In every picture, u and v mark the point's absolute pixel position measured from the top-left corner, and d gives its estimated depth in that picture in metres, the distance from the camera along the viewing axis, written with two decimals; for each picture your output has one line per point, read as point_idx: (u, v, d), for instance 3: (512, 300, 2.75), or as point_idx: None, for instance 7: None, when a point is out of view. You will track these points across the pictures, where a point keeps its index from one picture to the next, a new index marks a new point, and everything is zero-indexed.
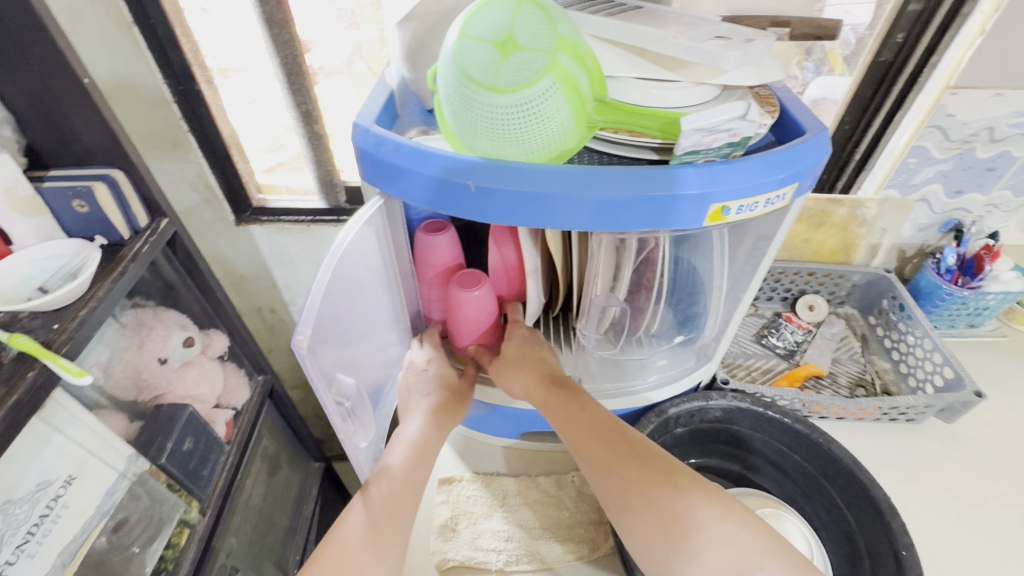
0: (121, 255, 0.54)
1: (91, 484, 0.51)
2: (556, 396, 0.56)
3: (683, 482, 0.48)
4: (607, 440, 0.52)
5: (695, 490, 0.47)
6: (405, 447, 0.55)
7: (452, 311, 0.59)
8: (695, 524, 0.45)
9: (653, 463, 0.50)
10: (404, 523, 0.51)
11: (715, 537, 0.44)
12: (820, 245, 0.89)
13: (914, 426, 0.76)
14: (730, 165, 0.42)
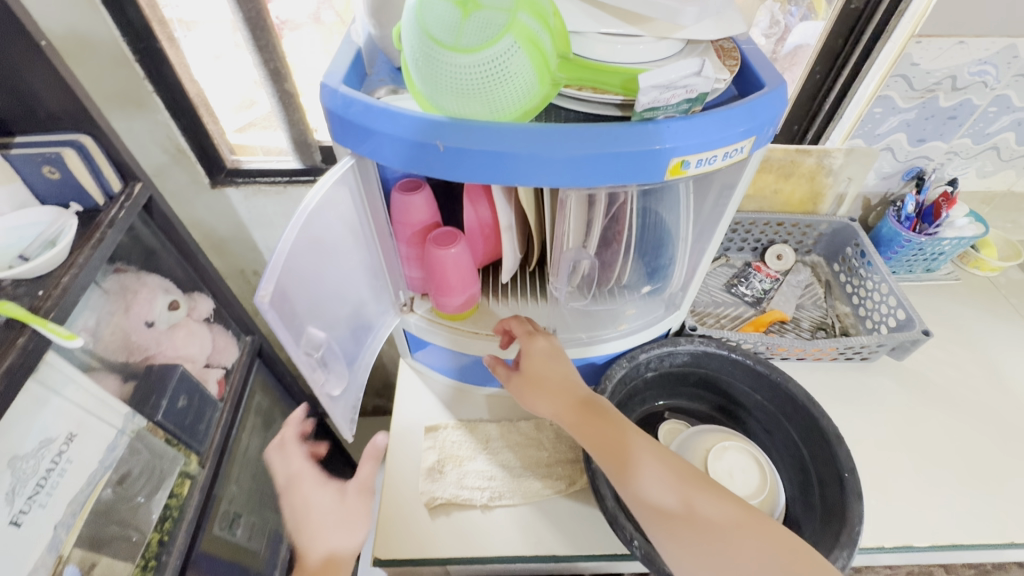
0: (98, 221, 0.54)
1: (92, 441, 0.55)
2: (585, 416, 0.59)
3: (639, 445, 0.56)
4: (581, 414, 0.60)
5: (649, 454, 0.55)
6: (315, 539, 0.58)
7: (432, 269, 0.61)
8: (647, 481, 0.54)
9: (615, 433, 0.57)
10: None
11: (660, 487, 0.54)
12: (789, 196, 0.92)
13: (867, 364, 0.82)
14: (688, 120, 0.44)
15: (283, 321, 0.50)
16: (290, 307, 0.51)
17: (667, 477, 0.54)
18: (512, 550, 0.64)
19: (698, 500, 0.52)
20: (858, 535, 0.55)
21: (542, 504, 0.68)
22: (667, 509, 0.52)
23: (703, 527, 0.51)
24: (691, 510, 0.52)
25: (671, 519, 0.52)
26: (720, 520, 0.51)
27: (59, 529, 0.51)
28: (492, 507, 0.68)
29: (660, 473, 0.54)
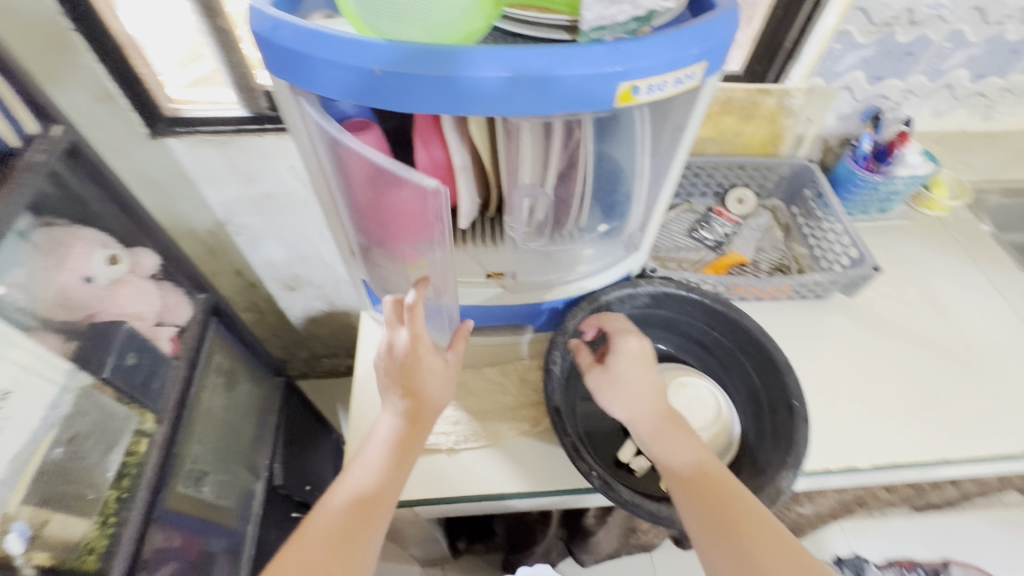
0: (14, 166, 0.50)
1: (27, 397, 0.54)
2: (670, 431, 0.58)
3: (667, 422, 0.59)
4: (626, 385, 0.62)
5: (675, 432, 0.58)
6: (399, 416, 0.59)
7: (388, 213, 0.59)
8: (666, 454, 0.57)
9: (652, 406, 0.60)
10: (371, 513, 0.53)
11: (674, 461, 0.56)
12: (750, 138, 0.91)
13: (821, 302, 0.85)
14: (637, 42, 0.42)
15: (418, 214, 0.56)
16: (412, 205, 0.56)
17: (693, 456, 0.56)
18: (478, 489, 0.66)
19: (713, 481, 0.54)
20: (804, 456, 0.58)
21: (508, 445, 0.69)
22: (679, 479, 0.55)
23: (709, 501, 0.52)
24: (701, 484, 0.54)
25: (684, 493, 0.54)
26: (728, 500, 0.52)
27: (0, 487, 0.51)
28: (458, 451, 0.68)
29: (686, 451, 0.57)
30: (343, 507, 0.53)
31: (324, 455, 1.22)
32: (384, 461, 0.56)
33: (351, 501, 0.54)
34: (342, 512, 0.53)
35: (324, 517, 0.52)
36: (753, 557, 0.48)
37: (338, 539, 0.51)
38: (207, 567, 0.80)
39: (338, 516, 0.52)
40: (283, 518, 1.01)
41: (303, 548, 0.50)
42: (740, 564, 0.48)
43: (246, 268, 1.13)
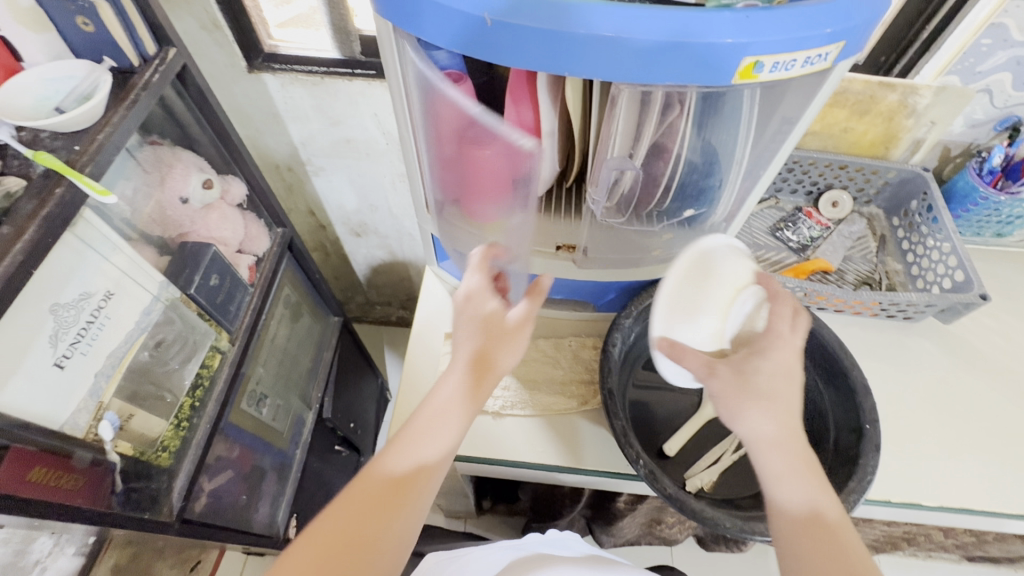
0: (132, 83, 0.51)
1: (129, 301, 0.56)
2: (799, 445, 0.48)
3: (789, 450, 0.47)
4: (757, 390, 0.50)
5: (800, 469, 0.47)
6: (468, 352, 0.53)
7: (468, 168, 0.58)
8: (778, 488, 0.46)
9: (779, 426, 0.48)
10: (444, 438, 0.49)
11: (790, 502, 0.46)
12: (859, 136, 0.84)
13: (910, 324, 0.78)
14: (771, 12, 0.39)
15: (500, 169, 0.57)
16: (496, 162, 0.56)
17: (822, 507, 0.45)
18: (518, 455, 0.67)
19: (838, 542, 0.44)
20: (868, 483, 0.55)
21: (552, 419, 0.70)
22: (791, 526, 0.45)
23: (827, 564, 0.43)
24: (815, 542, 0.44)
25: (808, 560, 0.43)
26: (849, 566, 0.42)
27: (100, 377, 0.54)
28: (503, 415, 0.70)
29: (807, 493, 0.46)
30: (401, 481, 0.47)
31: (368, 398, 1.28)
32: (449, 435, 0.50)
33: (410, 471, 0.47)
34: (398, 479, 0.47)
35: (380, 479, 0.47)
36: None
37: (394, 498, 0.46)
38: (259, 480, 0.86)
39: (397, 481, 0.47)
40: (326, 449, 1.07)
41: (349, 516, 0.44)
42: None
43: (319, 210, 1.17)
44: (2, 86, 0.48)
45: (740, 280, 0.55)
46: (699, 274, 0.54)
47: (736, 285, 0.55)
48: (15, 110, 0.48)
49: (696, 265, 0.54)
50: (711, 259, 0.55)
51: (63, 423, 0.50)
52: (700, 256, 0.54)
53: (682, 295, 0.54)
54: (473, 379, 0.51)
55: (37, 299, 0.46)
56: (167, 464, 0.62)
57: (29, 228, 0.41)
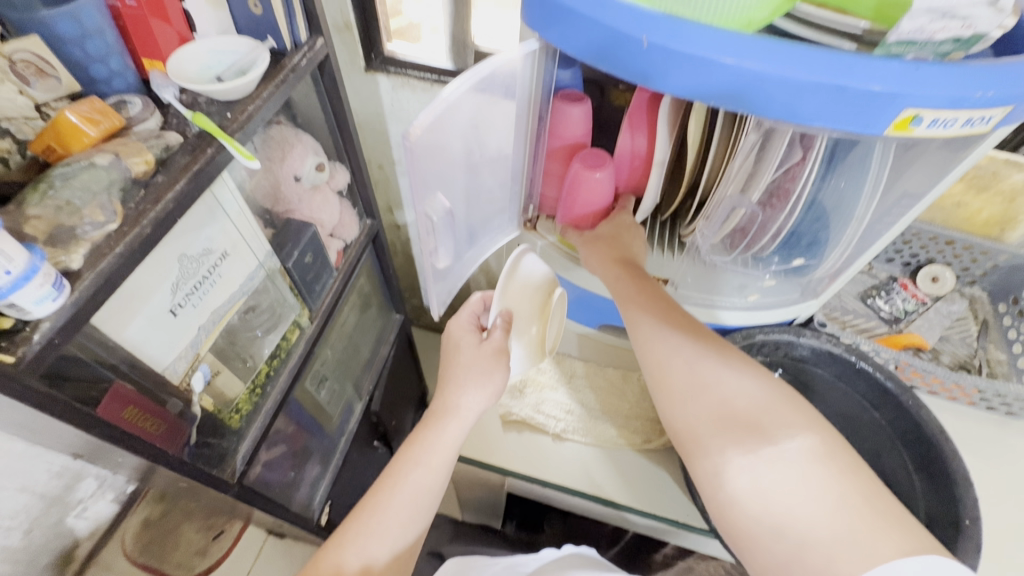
0: (283, 64, 0.55)
1: (239, 264, 0.58)
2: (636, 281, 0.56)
3: (687, 335, 0.51)
4: (630, 292, 0.56)
5: (698, 351, 0.50)
6: (475, 402, 0.56)
7: (571, 184, 0.58)
8: (686, 380, 0.48)
9: (656, 314, 0.54)
10: (420, 516, 0.52)
11: (704, 391, 0.47)
12: (974, 213, 0.79)
13: (1010, 421, 0.72)
14: (941, 68, 0.38)
15: (434, 164, 0.51)
16: (434, 153, 0.50)
17: (743, 375, 0.47)
18: (573, 483, 0.65)
19: (773, 400, 0.45)
20: None
21: (613, 452, 0.67)
22: (708, 413, 0.46)
23: (759, 437, 0.43)
24: (737, 417, 0.45)
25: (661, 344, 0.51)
26: (787, 424, 0.43)
27: (200, 332, 0.56)
28: (562, 439, 0.68)
29: (717, 369, 0.48)
30: (396, 524, 0.50)
31: (408, 401, 1.28)
32: (446, 459, 0.54)
33: (392, 556, 0.49)
34: (372, 563, 0.48)
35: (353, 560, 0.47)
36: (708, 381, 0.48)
37: None
38: (304, 461, 0.88)
39: (371, 569, 0.47)
40: (367, 444, 1.08)
41: None
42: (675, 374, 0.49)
43: (397, 209, 1.21)
44: (175, 51, 0.51)
45: (547, 289, 0.60)
46: (531, 291, 0.60)
47: (549, 289, 0.60)
48: (183, 74, 0.52)
49: (514, 283, 0.60)
50: (522, 269, 0.59)
51: (165, 366, 0.52)
52: (516, 268, 0.59)
53: (517, 300, 0.60)
54: (444, 466, 0.53)
55: (169, 250, 0.49)
56: (237, 426, 0.64)
57: (180, 181, 0.44)
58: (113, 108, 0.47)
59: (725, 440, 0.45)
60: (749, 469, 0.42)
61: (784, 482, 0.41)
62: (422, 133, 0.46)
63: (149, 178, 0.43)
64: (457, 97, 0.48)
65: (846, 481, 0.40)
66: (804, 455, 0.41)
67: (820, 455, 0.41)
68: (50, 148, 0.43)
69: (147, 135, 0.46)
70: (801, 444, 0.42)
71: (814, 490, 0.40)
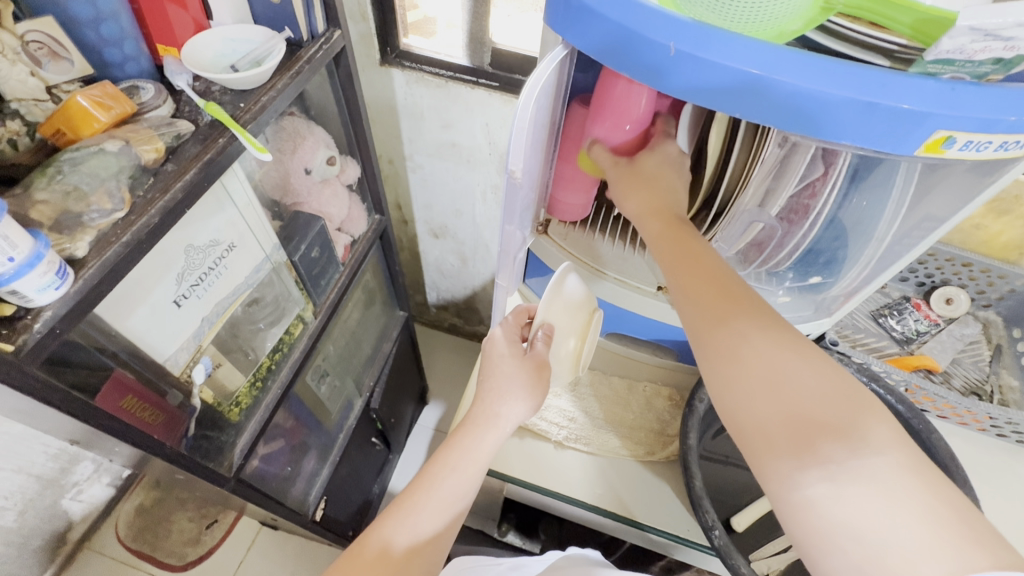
0: (298, 55, 0.54)
1: (246, 256, 0.57)
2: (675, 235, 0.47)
3: (745, 312, 0.41)
4: (673, 257, 0.46)
5: (762, 337, 0.39)
6: (515, 414, 0.56)
7: (597, 104, 0.51)
8: (749, 371, 0.38)
9: (705, 286, 0.43)
10: (451, 516, 0.52)
11: (772, 387, 0.37)
12: (992, 236, 0.78)
13: (1021, 449, 0.71)
14: (977, 88, 0.36)
15: (524, 187, 0.55)
16: (526, 179, 0.54)
17: (821, 370, 0.37)
18: (573, 492, 0.64)
19: (846, 395, 0.36)
20: None
21: (615, 462, 0.66)
22: (771, 409, 0.36)
23: (836, 447, 0.34)
24: (812, 422, 0.35)
25: (706, 307, 0.42)
26: (871, 433, 0.34)
27: (203, 323, 0.55)
28: (564, 447, 0.67)
29: (789, 360, 0.37)
30: (428, 524, 0.50)
31: (407, 397, 1.28)
32: (479, 470, 0.54)
33: (410, 548, 0.48)
34: (394, 554, 0.47)
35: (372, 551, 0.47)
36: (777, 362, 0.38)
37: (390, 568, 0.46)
38: (302, 456, 0.87)
39: (389, 553, 0.47)
40: (365, 441, 1.07)
41: None
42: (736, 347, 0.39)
43: (405, 206, 1.20)
44: (190, 37, 0.51)
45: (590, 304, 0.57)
46: (574, 309, 0.57)
47: (591, 307, 0.58)
48: (197, 62, 0.51)
49: (558, 301, 0.56)
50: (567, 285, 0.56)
51: (166, 357, 0.51)
52: (561, 285, 0.56)
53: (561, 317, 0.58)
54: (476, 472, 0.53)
55: (175, 241, 0.48)
56: (236, 419, 0.63)
57: (190, 170, 0.43)
58: (125, 93, 0.47)
59: (791, 443, 0.35)
60: (824, 482, 0.33)
61: (869, 498, 0.32)
62: (520, 165, 0.50)
63: (159, 166, 0.43)
64: (538, 127, 0.50)
65: (940, 499, 0.32)
66: (892, 471, 0.33)
67: (909, 470, 0.33)
68: (59, 132, 0.42)
69: (159, 122, 0.45)
70: (887, 458, 0.33)
71: (899, 513, 0.32)
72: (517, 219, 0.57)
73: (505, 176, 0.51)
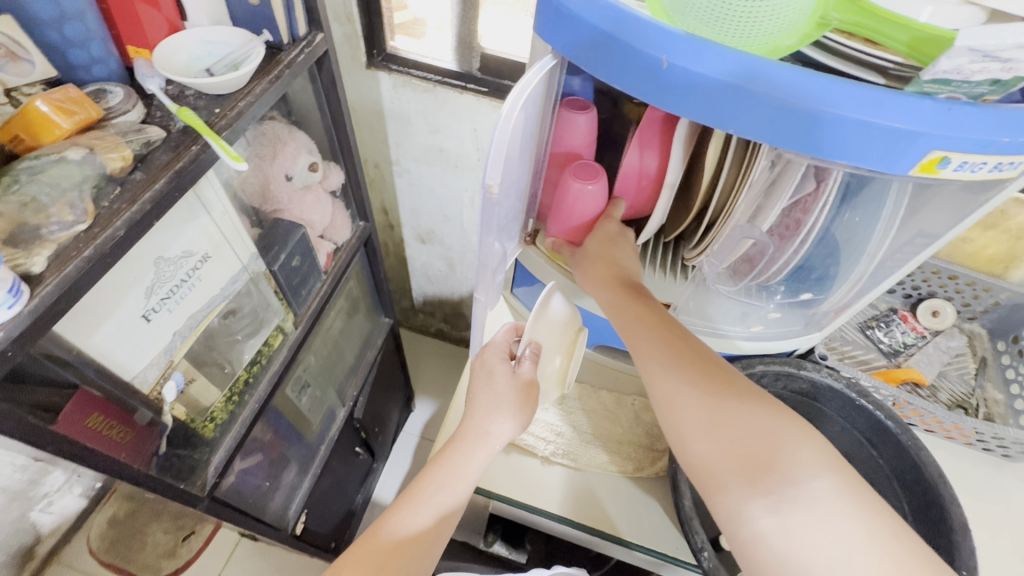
0: (278, 59, 0.52)
1: (221, 268, 0.55)
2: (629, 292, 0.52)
3: (694, 363, 0.46)
4: (627, 317, 0.51)
5: (709, 387, 0.44)
6: (504, 435, 0.55)
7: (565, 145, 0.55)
8: (695, 418, 0.43)
9: (654, 341, 0.49)
10: (438, 532, 0.50)
11: (723, 427, 0.41)
12: (978, 250, 0.78)
13: (1006, 463, 0.71)
14: (975, 109, 0.36)
15: (503, 202, 0.52)
16: (505, 193, 0.51)
17: (761, 407, 0.42)
18: (560, 509, 0.63)
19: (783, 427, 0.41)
20: None
21: (603, 478, 0.65)
22: (724, 450, 0.41)
23: (778, 479, 0.38)
24: (757, 457, 0.39)
25: (655, 359, 0.47)
26: (806, 461, 0.39)
27: (176, 337, 0.52)
28: (551, 462, 0.66)
29: (730, 404, 0.42)
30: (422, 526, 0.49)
31: (392, 405, 1.25)
32: (469, 485, 0.52)
33: (393, 545, 0.48)
34: (380, 549, 0.47)
35: (362, 546, 0.48)
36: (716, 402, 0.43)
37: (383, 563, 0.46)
38: (281, 469, 0.85)
39: (373, 547, 0.47)
40: (348, 451, 1.04)
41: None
42: (679, 393, 0.45)
43: (392, 210, 1.18)
44: (163, 39, 0.48)
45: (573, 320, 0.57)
46: (560, 328, 0.57)
47: (575, 325, 0.58)
48: (171, 64, 0.49)
49: (544, 321, 0.55)
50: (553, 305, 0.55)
51: (135, 374, 0.49)
52: (546, 305, 0.54)
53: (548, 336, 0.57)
54: (464, 488, 0.52)
55: (143, 253, 0.45)
56: (211, 436, 0.61)
57: (159, 180, 0.41)
58: (91, 96, 0.44)
59: (738, 478, 0.40)
60: (773, 512, 0.38)
61: (809, 524, 0.36)
62: (498, 179, 0.47)
63: (126, 175, 0.40)
64: (517, 140, 0.47)
65: (869, 519, 0.37)
66: (827, 494, 0.37)
67: (842, 491, 0.37)
68: (17, 138, 0.39)
69: (127, 129, 0.43)
70: (822, 483, 0.38)
71: (836, 532, 0.36)
72: (495, 234, 0.54)
73: (482, 191, 0.47)
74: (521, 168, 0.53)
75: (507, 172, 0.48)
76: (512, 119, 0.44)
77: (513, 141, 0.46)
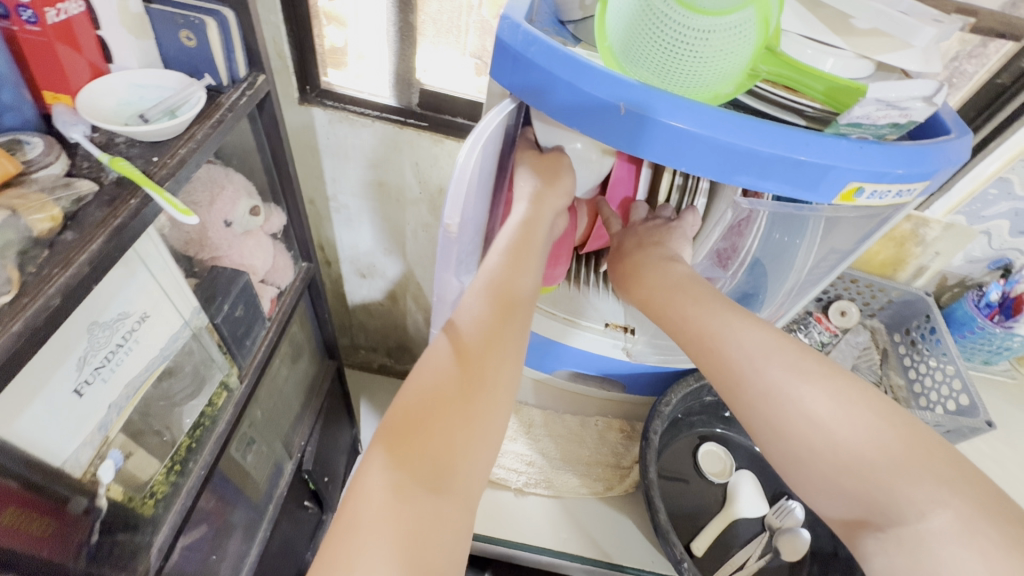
0: (218, 102, 0.49)
1: (160, 325, 0.50)
2: (685, 292, 0.49)
3: (771, 368, 0.42)
4: (691, 310, 0.48)
5: (799, 388, 0.41)
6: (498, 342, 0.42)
7: None
8: (782, 427, 0.41)
9: (725, 341, 0.45)
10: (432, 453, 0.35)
11: (815, 439, 0.39)
12: (872, 256, 0.89)
13: None
14: (880, 147, 0.42)
15: (464, 237, 0.53)
16: (466, 227, 0.51)
17: (857, 417, 0.39)
18: (539, 540, 0.63)
19: (886, 434, 0.38)
20: None
21: (576, 502, 0.66)
22: (825, 464, 0.39)
23: (881, 512, 0.36)
24: (851, 487, 0.38)
25: (729, 356, 0.44)
26: (913, 494, 0.35)
27: (111, 409, 0.47)
28: (524, 493, 0.66)
29: (822, 411, 0.40)
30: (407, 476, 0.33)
31: (339, 450, 1.18)
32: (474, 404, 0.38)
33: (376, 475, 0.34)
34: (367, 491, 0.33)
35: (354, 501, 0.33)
36: (801, 406, 0.40)
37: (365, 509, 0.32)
38: (226, 538, 0.77)
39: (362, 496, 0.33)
40: (297, 506, 0.97)
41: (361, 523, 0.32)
42: (761, 397, 0.42)
43: (329, 247, 1.14)
44: (85, 83, 0.45)
45: None
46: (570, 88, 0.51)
47: None
48: (96, 111, 0.45)
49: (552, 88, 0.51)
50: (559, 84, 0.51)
51: (65, 458, 0.43)
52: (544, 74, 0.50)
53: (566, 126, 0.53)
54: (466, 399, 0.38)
55: (77, 318, 0.41)
56: (152, 513, 0.54)
57: (96, 239, 0.37)
58: (5, 148, 0.40)
59: (843, 502, 0.38)
60: (881, 548, 0.36)
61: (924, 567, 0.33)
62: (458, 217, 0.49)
63: (55, 237, 0.36)
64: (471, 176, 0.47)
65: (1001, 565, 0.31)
66: (939, 540, 0.33)
67: (960, 536, 0.33)
68: None
69: (52, 184, 0.39)
70: (935, 521, 0.34)
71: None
72: (454, 270, 0.54)
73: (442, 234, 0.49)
74: (480, 202, 0.54)
75: (466, 211, 0.49)
76: (468, 165, 0.45)
77: (467, 181, 0.46)
